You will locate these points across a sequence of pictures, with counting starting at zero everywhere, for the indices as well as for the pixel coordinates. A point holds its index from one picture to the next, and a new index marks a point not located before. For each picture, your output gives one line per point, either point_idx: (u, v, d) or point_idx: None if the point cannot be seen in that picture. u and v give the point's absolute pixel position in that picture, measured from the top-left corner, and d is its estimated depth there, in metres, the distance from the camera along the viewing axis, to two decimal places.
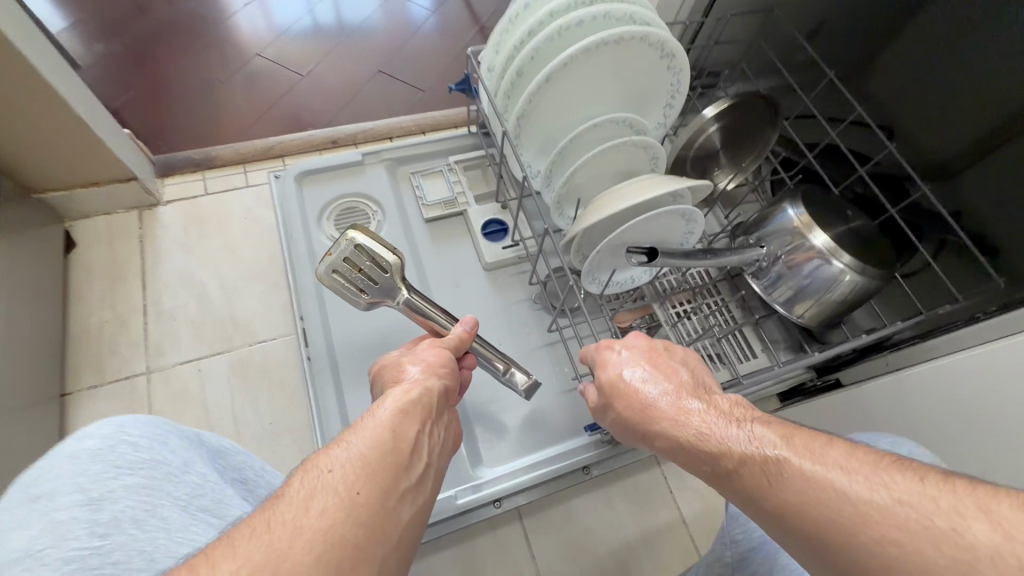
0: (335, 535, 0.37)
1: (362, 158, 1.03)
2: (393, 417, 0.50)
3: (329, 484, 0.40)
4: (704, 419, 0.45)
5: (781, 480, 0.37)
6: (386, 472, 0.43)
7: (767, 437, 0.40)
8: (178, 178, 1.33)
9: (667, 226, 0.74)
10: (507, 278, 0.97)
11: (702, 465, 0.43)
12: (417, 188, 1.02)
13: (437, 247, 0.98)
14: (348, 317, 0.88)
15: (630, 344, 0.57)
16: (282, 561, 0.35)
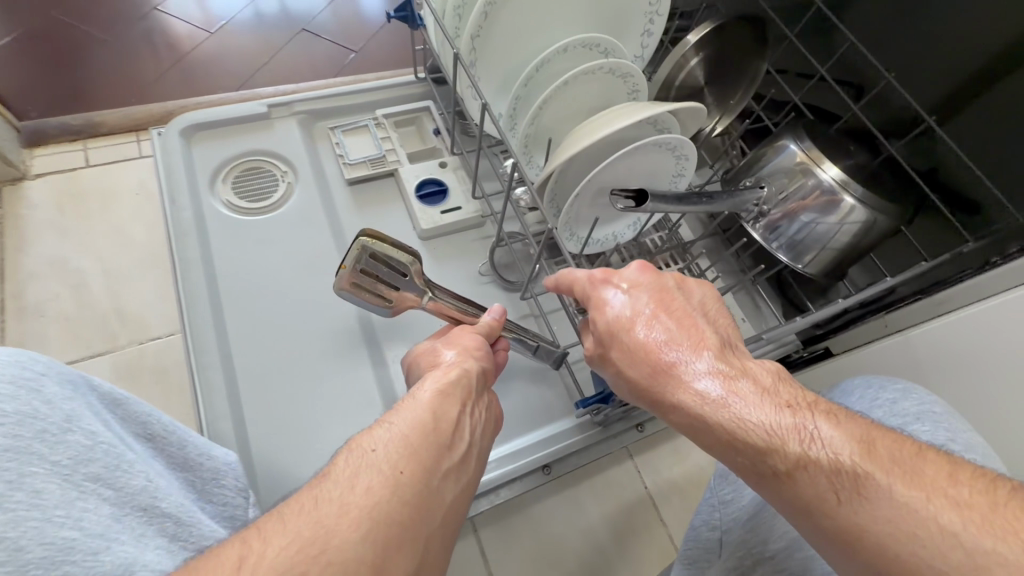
0: (381, 517, 0.31)
1: (268, 110, 0.85)
2: (435, 396, 0.42)
3: (376, 461, 0.34)
4: (756, 400, 0.37)
5: (863, 506, 0.32)
6: (432, 450, 0.37)
7: (838, 440, 0.33)
8: (50, 149, 1.13)
9: (652, 163, 0.62)
10: (447, 248, 0.81)
11: (732, 456, 0.37)
12: (337, 146, 0.85)
13: (360, 213, 0.81)
14: (246, 297, 0.71)
15: (633, 280, 0.48)
16: (328, 545, 0.29)
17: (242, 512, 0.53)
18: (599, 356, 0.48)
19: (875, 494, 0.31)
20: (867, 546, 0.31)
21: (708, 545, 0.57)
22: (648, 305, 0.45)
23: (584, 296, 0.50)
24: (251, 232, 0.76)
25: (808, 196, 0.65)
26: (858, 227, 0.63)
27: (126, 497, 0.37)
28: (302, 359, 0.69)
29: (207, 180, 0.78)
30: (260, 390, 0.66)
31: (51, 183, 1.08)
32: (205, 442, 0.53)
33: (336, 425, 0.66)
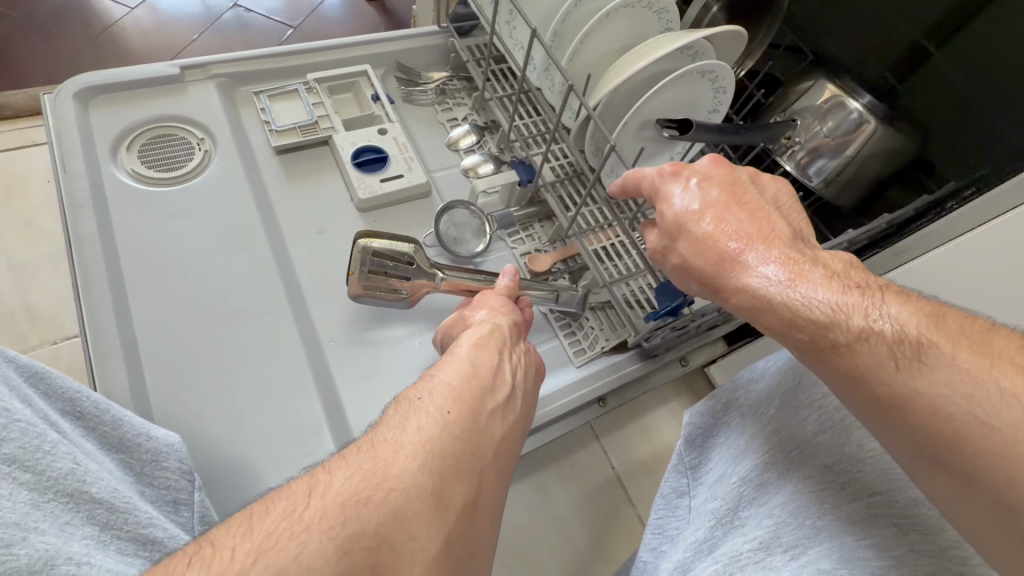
0: (435, 448, 0.35)
1: (182, 72, 0.76)
2: (471, 352, 0.47)
3: (424, 404, 0.38)
4: (821, 284, 0.38)
5: (922, 372, 0.33)
6: (473, 394, 0.41)
7: (903, 316, 0.35)
8: None
9: (690, 93, 0.63)
10: (388, 220, 0.75)
11: (792, 331, 0.38)
12: (263, 112, 0.77)
13: (289, 184, 0.74)
14: (159, 278, 0.63)
15: (703, 173, 0.49)
16: (389, 471, 0.32)
17: (187, 496, 0.50)
18: (663, 253, 0.50)
19: (937, 362, 0.33)
20: (921, 410, 0.32)
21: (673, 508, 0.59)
22: (713, 202, 0.46)
23: (649, 195, 0.51)
24: (163, 206, 0.68)
25: (836, 130, 0.66)
26: (882, 154, 0.65)
27: (47, 482, 0.35)
28: (224, 343, 0.62)
29: (109, 149, 0.69)
30: (175, 379, 0.59)
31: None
32: (143, 424, 0.50)
33: (264, 414, 0.60)
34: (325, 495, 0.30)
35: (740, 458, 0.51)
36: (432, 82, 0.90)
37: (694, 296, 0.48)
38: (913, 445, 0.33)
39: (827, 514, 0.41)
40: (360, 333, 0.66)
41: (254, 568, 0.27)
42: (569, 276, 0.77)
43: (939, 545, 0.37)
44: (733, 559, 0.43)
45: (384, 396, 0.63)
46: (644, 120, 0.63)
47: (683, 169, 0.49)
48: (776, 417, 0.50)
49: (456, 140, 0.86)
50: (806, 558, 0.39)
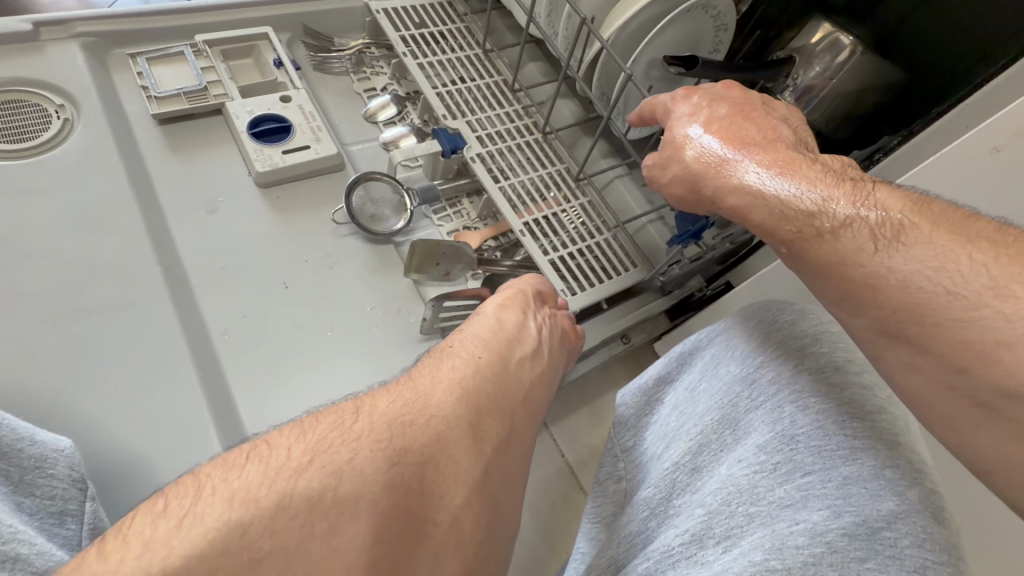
0: (472, 386, 0.38)
1: (36, 29, 0.65)
2: (499, 309, 0.49)
3: (458, 348, 0.42)
4: (812, 184, 0.37)
5: (898, 251, 0.33)
6: (504, 341, 0.45)
7: (891, 202, 0.34)
8: None
9: (689, 29, 0.65)
10: (293, 195, 0.66)
11: (780, 225, 0.37)
12: (141, 76, 0.67)
13: (174, 158, 0.64)
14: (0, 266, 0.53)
15: (717, 94, 0.46)
16: (429, 403, 0.36)
17: (77, 507, 0.43)
18: (664, 163, 0.46)
19: (916, 241, 0.33)
20: (892, 287, 0.32)
21: (613, 496, 0.53)
22: (705, 119, 0.44)
23: (652, 115, 0.49)
24: (8, 182, 0.57)
25: (829, 70, 0.61)
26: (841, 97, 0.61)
27: None
28: (85, 340, 0.53)
29: None
30: (22, 383, 0.49)
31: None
32: (26, 425, 0.42)
33: (135, 420, 0.51)
34: (368, 416, 0.33)
35: (673, 439, 0.48)
36: (347, 49, 0.82)
37: (689, 211, 0.46)
38: (879, 325, 0.33)
39: (761, 500, 0.38)
40: (251, 322, 0.57)
41: (312, 466, 0.30)
42: (501, 253, 0.71)
43: (869, 527, 0.34)
44: (664, 554, 0.40)
45: (282, 390, 0.55)
46: (648, 62, 0.66)
47: (686, 93, 0.47)
48: (707, 393, 0.47)
49: (374, 112, 0.78)
50: (739, 549, 0.36)
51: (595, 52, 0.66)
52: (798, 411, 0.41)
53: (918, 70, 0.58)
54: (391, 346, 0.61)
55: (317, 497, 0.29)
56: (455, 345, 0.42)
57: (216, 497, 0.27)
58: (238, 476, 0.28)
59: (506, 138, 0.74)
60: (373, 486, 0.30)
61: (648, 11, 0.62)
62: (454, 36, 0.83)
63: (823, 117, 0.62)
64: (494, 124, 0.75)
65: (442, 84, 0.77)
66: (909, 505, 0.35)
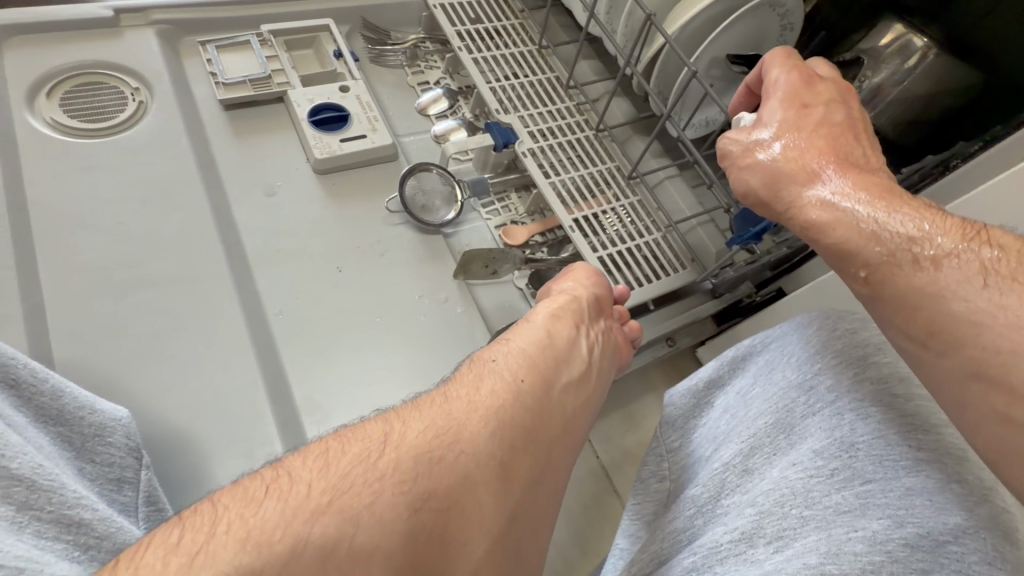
0: (505, 417, 0.39)
1: (116, 15, 0.68)
2: (550, 321, 0.50)
3: (493, 370, 0.42)
4: (918, 214, 0.36)
5: (1016, 287, 0.31)
6: (546, 364, 0.45)
7: (1009, 244, 0.33)
8: None
9: (752, 28, 0.64)
10: (350, 183, 0.67)
11: (870, 244, 0.36)
12: (209, 63, 0.69)
13: (236, 141, 0.66)
14: (73, 237, 0.55)
15: (821, 98, 0.44)
16: (460, 437, 0.37)
17: (133, 474, 0.44)
18: (751, 148, 0.44)
19: None
20: (998, 327, 0.31)
21: (654, 494, 0.52)
22: (787, 121, 0.43)
23: (765, 88, 0.46)
24: (85, 158, 0.59)
25: (896, 74, 0.60)
26: (908, 100, 0.59)
27: None
28: (147, 312, 0.54)
29: (25, 92, 0.60)
30: (89, 351, 0.51)
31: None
32: (88, 395, 0.44)
33: (192, 394, 0.52)
34: (395, 447, 0.35)
35: (724, 440, 0.46)
36: (403, 43, 0.83)
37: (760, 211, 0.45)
38: (971, 366, 0.32)
39: (815, 503, 0.37)
40: (306, 304, 0.58)
41: (330, 508, 0.31)
42: (548, 249, 0.70)
43: (934, 539, 0.33)
44: (711, 550, 0.39)
45: (333, 374, 0.56)
46: (711, 60, 0.66)
47: (797, 84, 0.44)
48: (762, 397, 0.45)
49: (426, 105, 0.79)
50: (792, 551, 0.35)
51: (654, 50, 0.67)
52: (861, 417, 0.39)
53: (993, 74, 0.55)
54: (438, 336, 0.61)
55: (333, 543, 0.30)
56: (490, 364, 0.43)
57: (232, 533, 0.29)
58: (256, 511, 0.30)
59: (558, 134, 0.75)
60: (391, 533, 0.32)
61: (711, 10, 0.63)
62: (507, 31, 0.83)
63: (890, 121, 0.60)
64: (546, 119, 0.76)
65: (495, 79, 0.78)
66: (978, 521, 0.33)
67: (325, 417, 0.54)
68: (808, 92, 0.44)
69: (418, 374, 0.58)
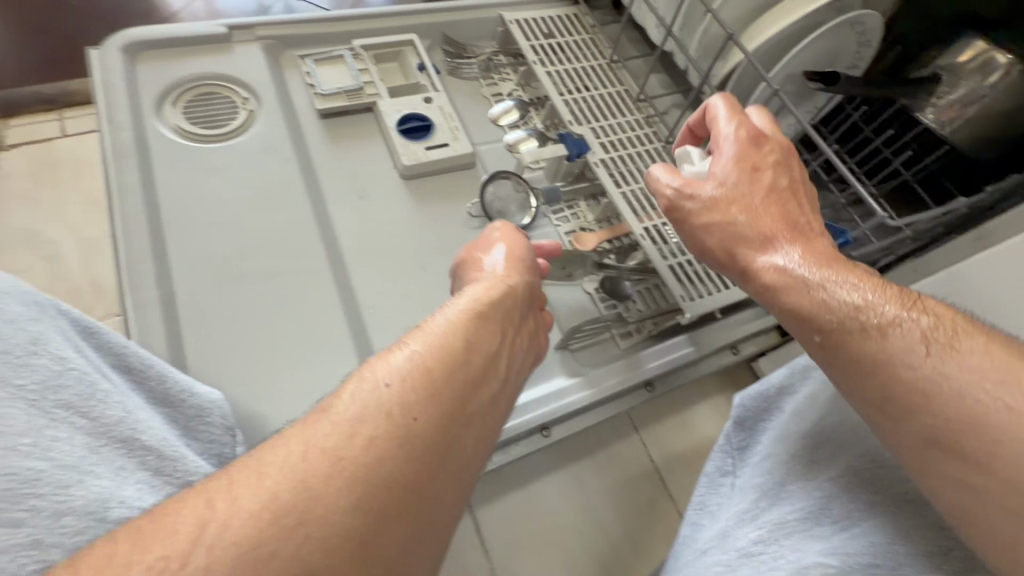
0: (378, 477, 0.29)
1: (229, 32, 0.75)
2: (467, 326, 0.41)
3: (377, 404, 0.32)
4: (856, 282, 0.40)
5: (954, 356, 0.34)
6: (451, 394, 0.35)
7: (942, 312, 0.37)
8: (26, 118, 1.05)
9: (832, 44, 0.66)
10: (433, 188, 0.72)
11: (822, 313, 0.39)
12: (308, 75, 0.75)
13: (333, 147, 0.71)
14: (197, 232, 0.61)
15: (763, 157, 0.49)
16: (307, 518, 0.27)
17: (230, 451, 0.48)
18: (709, 206, 0.48)
19: (968, 348, 0.35)
20: (946, 395, 0.34)
21: (716, 486, 0.53)
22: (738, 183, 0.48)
23: (715, 142, 0.51)
24: (206, 161, 0.65)
25: (977, 91, 0.59)
26: (990, 117, 0.58)
27: (101, 428, 0.34)
28: (260, 302, 0.59)
29: (154, 103, 0.67)
30: (213, 336, 0.57)
31: (26, 154, 1.01)
32: (187, 379, 0.47)
33: (297, 378, 0.56)
34: (243, 511, 0.26)
35: (788, 436, 0.48)
36: (479, 56, 0.88)
37: (723, 272, 0.48)
38: (926, 433, 0.34)
39: (880, 492, 0.40)
40: (395, 299, 0.63)
41: None
42: (616, 255, 0.72)
43: None
44: (777, 525, 0.41)
45: None
46: (789, 75, 0.67)
47: (745, 144, 0.49)
48: (826, 397, 0.48)
49: (498, 116, 0.84)
50: (858, 532, 0.38)
51: (732, 65, 0.70)
52: None
53: None
54: None
55: None
56: (374, 396, 0.32)
57: None
58: None
59: (629, 145, 0.78)
60: None
61: (791, 29, 0.65)
62: (579, 46, 0.87)
63: (969, 136, 0.59)
64: (618, 129, 0.79)
65: (568, 91, 0.81)
66: None
67: None
68: (756, 152, 0.49)
69: None
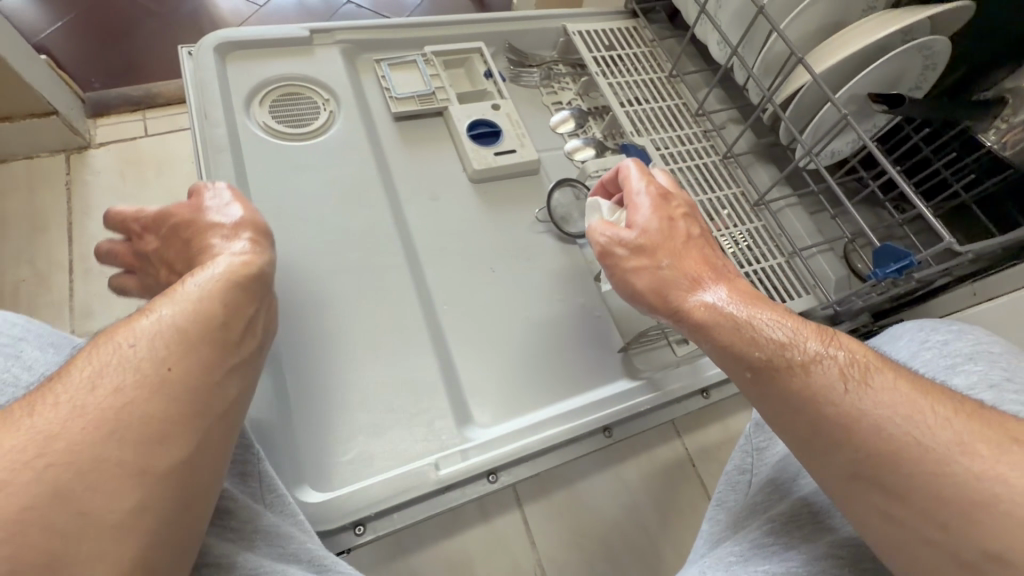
0: (129, 412, 0.36)
1: (311, 35, 0.78)
2: (207, 296, 0.45)
3: (116, 364, 0.38)
4: (778, 319, 0.43)
5: (868, 392, 0.36)
6: (204, 350, 0.42)
7: (853, 347, 0.39)
8: (111, 119, 1.13)
9: (899, 68, 0.67)
10: (500, 192, 0.75)
11: (752, 350, 0.42)
12: (383, 79, 0.78)
13: (407, 149, 0.74)
14: (284, 226, 0.64)
15: (673, 210, 0.56)
16: (53, 443, 0.33)
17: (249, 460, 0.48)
18: (635, 252, 0.53)
19: (882, 385, 0.36)
20: (863, 429, 0.36)
21: (735, 486, 0.54)
22: (658, 232, 0.54)
23: (631, 196, 0.58)
24: (292, 159, 0.69)
25: None
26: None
27: None
28: (341, 295, 0.62)
29: (244, 102, 0.71)
30: (301, 325, 0.60)
31: (112, 152, 1.08)
32: None
33: (376, 368, 0.59)
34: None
35: None
36: (541, 65, 0.90)
37: (655, 314, 0.53)
38: (852, 466, 0.36)
39: None
40: (464, 297, 0.66)
41: None
42: None
43: None
44: (773, 527, 0.45)
45: (490, 362, 0.63)
46: (854, 95, 0.68)
47: (658, 199, 0.57)
48: None
49: (557, 124, 0.86)
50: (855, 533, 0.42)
51: (794, 87, 0.72)
52: None
53: None
54: (579, 338, 0.67)
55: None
56: (112, 357, 0.38)
57: None
58: None
59: (686, 159, 0.81)
60: None
61: (857, 54, 0.67)
62: (639, 59, 0.90)
63: None
64: (676, 143, 0.82)
65: (629, 103, 0.84)
66: None
67: (484, 399, 0.61)
68: (666, 206, 0.56)
69: (563, 367, 0.65)
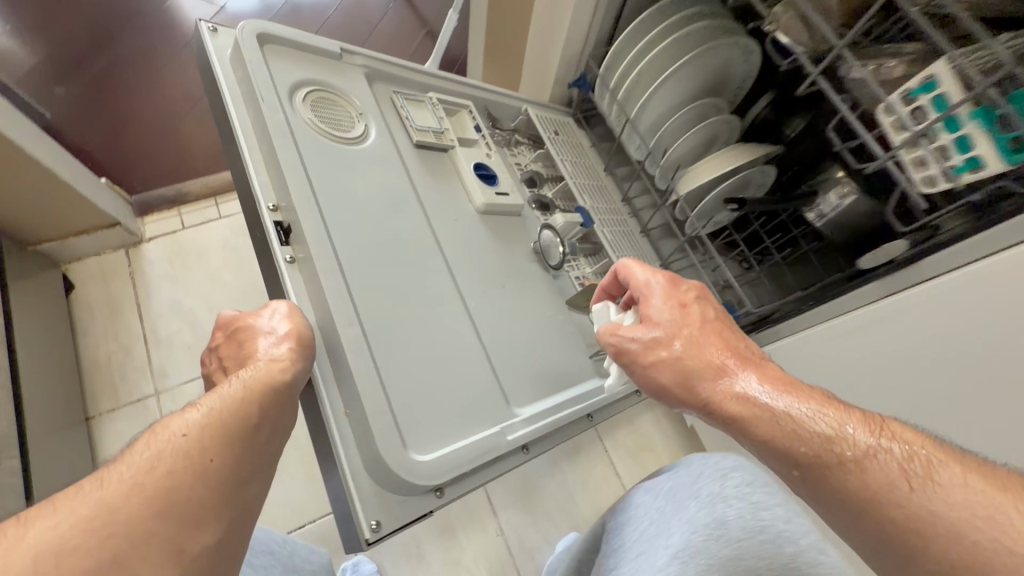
0: (174, 496, 0.40)
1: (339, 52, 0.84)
2: (246, 395, 0.50)
3: (168, 452, 0.43)
4: (822, 410, 0.49)
5: (937, 490, 0.41)
6: (239, 444, 0.47)
7: (913, 442, 0.45)
8: (156, 216, 1.32)
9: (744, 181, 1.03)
10: (499, 225, 0.90)
11: (800, 445, 0.47)
12: (404, 112, 0.87)
13: (431, 178, 0.85)
14: (336, 216, 0.66)
15: (680, 299, 0.65)
16: (116, 515, 0.38)
17: None
18: (652, 347, 0.61)
19: (951, 481, 0.42)
20: (942, 533, 0.40)
21: None
22: (677, 323, 0.62)
23: (642, 287, 0.67)
24: (332, 157, 0.72)
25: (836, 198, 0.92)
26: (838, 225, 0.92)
27: None
28: (402, 287, 0.68)
29: (286, 94, 0.72)
30: (366, 311, 0.62)
31: (160, 245, 1.28)
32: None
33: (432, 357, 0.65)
34: (83, 513, 0.37)
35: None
36: (505, 130, 1.11)
37: (688, 407, 0.58)
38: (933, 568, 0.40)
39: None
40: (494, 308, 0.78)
41: None
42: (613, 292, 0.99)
43: None
44: None
45: (515, 359, 0.76)
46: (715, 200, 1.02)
47: (668, 288, 0.65)
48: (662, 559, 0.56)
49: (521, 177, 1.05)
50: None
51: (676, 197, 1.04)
52: None
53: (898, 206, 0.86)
54: (574, 342, 0.87)
55: None
56: (164, 445, 0.43)
57: None
58: None
59: (614, 224, 1.10)
60: None
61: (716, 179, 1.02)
62: (574, 145, 1.17)
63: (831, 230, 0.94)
64: (608, 212, 1.11)
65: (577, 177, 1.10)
66: None
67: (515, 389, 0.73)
68: (677, 292, 0.65)
69: (563, 365, 0.83)
